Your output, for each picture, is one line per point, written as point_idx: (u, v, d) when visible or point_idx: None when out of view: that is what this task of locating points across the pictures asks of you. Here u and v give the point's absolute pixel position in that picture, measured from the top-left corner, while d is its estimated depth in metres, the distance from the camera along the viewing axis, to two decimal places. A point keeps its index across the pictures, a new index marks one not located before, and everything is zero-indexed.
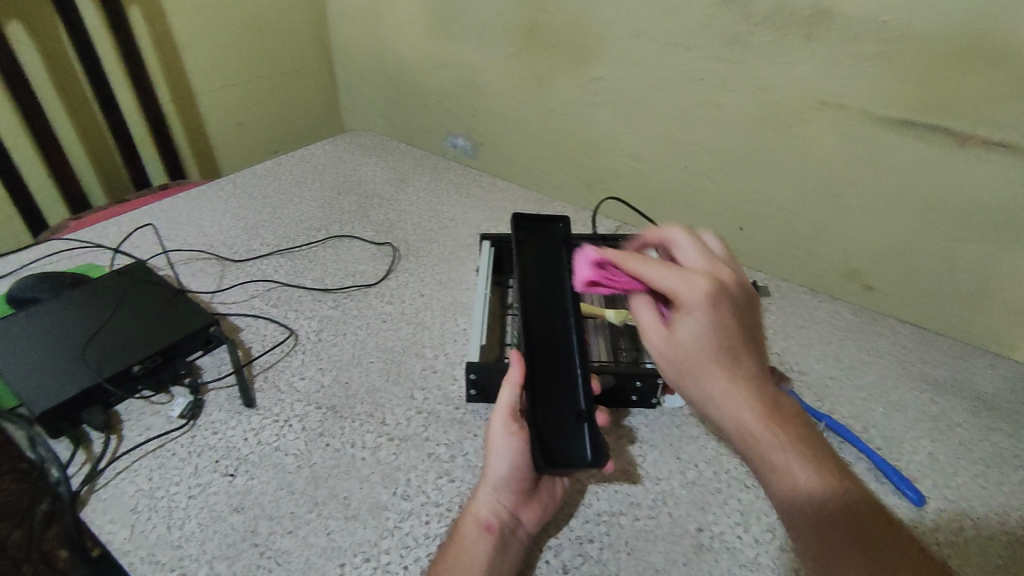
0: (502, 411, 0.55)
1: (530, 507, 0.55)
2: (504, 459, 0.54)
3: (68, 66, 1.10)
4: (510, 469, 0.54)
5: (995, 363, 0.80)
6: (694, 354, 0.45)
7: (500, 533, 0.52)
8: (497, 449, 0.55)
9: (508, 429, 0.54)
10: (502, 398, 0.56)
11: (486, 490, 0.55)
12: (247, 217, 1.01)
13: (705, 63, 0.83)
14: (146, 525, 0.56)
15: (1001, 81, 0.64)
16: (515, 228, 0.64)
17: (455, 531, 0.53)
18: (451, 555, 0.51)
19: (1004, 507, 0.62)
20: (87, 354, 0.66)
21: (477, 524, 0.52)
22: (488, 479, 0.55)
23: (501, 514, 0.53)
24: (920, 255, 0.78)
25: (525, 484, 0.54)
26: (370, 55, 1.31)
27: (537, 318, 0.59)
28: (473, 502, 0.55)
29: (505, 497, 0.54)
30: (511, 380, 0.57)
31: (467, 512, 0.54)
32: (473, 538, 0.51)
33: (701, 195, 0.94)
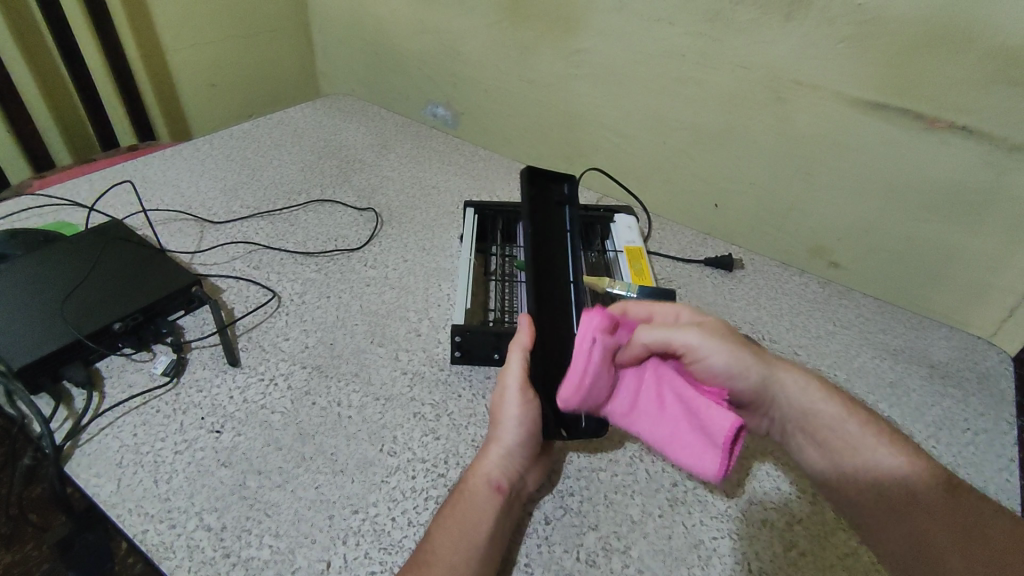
0: (516, 377, 0.55)
1: (534, 469, 0.57)
2: (517, 423, 0.54)
3: (29, 17, 1.05)
4: (523, 435, 0.54)
5: (952, 335, 0.84)
6: (751, 344, 0.56)
7: (508, 494, 0.53)
8: (511, 414, 0.54)
9: (524, 396, 0.55)
10: (515, 365, 0.55)
11: (496, 451, 0.54)
12: (224, 179, 0.99)
13: (687, 39, 0.84)
14: (133, 478, 0.56)
15: (966, 67, 0.67)
16: (527, 181, 0.64)
17: (463, 490, 0.53)
18: (458, 511, 0.51)
19: (953, 465, 0.67)
20: (65, 311, 0.65)
21: (488, 485, 0.53)
22: (498, 441, 0.55)
23: (510, 477, 0.54)
24: (886, 231, 0.82)
25: (534, 447, 0.56)
26: (349, 19, 1.28)
27: (542, 276, 0.60)
28: (483, 462, 0.54)
29: (516, 461, 0.54)
30: (520, 344, 0.56)
31: (477, 472, 0.54)
32: (484, 499, 0.52)
33: (680, 170, 0.96)
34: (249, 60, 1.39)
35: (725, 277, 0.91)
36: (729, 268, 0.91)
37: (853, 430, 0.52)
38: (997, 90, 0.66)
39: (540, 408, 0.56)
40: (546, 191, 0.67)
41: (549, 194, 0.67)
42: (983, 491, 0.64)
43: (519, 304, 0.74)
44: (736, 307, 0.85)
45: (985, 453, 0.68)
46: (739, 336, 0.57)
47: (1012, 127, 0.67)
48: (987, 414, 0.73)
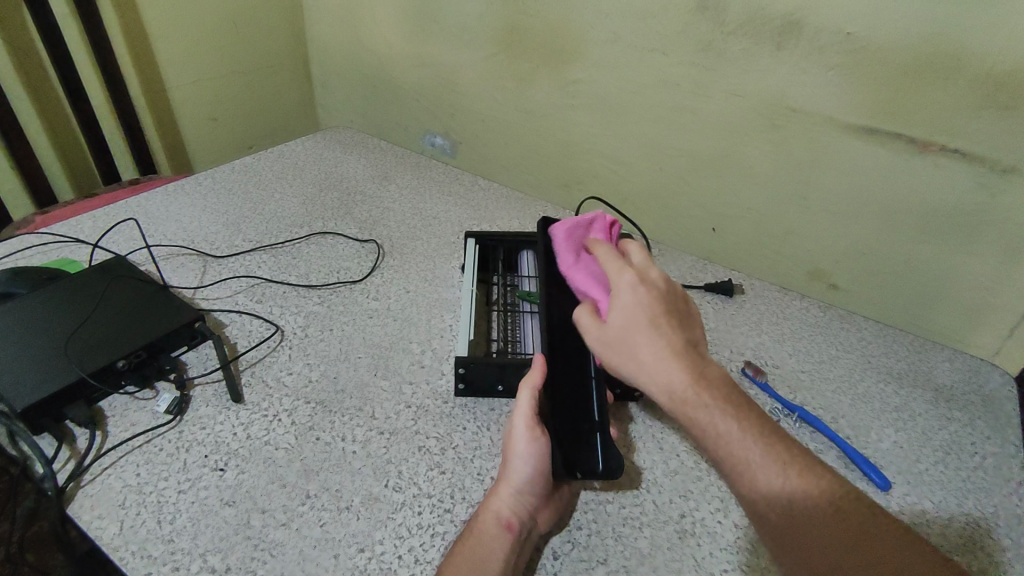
0: (523, 414, 0.56)
1: (546, 508, 0.56)
2: (526, 460, 0.55)
3: (34, 56, 1.07)
4: (533, 472, 0.54)
5: (954, 357, 0.84)
6: (628, 333, 0.49)
7: (519, 532, 0.53)
8: (520, 451, 0.55)
9: (532, 433, 0.55)
10: (523, 403, 0.56)
11: (505, 490, 0.55)
12: (226, 213, 1.00)
13: (681, 68, 0.85)
14: (136, 520, 0.56)
15: (957, 92, 0.68)
16: (542, 232, 0.66)
17: (473, 528, 0.53)
18: (468, 549, 0.51)
19: (962, 492, 0.66)
20: (69, 350, 0.65)
21: (497, 522, 0.53)
22: (508, 480, 0.55)
23: (520, 515, 0.54)
24: (885, 254, 0.82)
25: (546, 486, 0.55)
26: (348, 52, 1.31)
27: (558, 322, 0.62)
28: (494, 500, 0.54)
29: (526, 499, 0.54)
30: (529, 381, 0.58)
31: (487, 510, 0.54)
32: (493, 537, 0.52)
33: (678, 196, 0.97)
34: (250, 93, 1.41)
35: (726, 302, 0.91)
36: (729, 294, 0.91)
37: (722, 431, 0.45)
38: (989, 114, 0.67)
39: (550, 446, 0.56)
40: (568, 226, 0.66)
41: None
42: (993, 517, 0.64)
43: (522, 334, 0.74)
44: (738, 332, 0.85)
45: (993, 478, 0.68)
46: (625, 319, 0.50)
47: (1003, 149, 0.68)
48: (993, 438, 0.73)
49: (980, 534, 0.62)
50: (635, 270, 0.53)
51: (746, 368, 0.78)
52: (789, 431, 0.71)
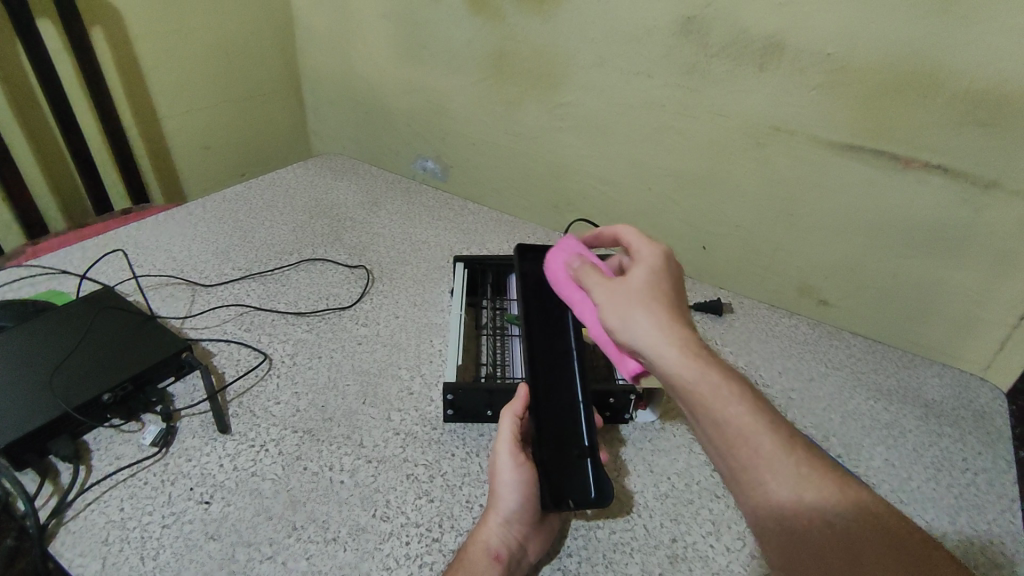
0: (507, 443, 0.57)
1: (536, 536, 0.55)
2: (512, 486, 0.55)
3: (27, 89, 1.08)
4: (520, 500, 0.54)
5: (944, 372, 0.84)
6: (646, 295, 0.51)
7: (508, 563, 0.52)
8: (505, 479, 0.55)
9: (516, 460, 0.56)
10: (505, 431, 0.57)
11: (494, 519, 0.54)
12: (216, 241, 1.01)
13: (666, 90, 0.87)
14: (118, 557, 0.55)
15: (936, 110, 0.69)
16: (521, 258, 0.68)
17: (461, 559, 0.53)
18: None
19: (956, 509, 0.66)
20: (54, 383, 0.64)
21: (486, 553, 0.52)
22: (496, 509, 0.55)
23: (509, 545, 0.53)
24: (871, 270, 0.83)
25: (534, 514, 0.55)
26: (339, 80, 1.33)
27: (541, 351, 0.62)
28: (481, 530, 0.54)
29: (514, 528, 0.54)
30: (510, 410, 0.59)
31: (476, 541, 0.54)
32: (482, 567, 0.51)
33: (666, 216, 0.98)
34: (242, 122, 1.42)
35: (715, 320, 0.92)
36: (718, 312, 0.92)
37: (726, 404, 0.44)
38: (968, 130, 0.68)
39: (535, 472, 0.56)
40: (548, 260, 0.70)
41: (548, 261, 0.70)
42: (987, 534, 0.63)
43: (511, 359, 0.74)
44: (727, 351, 0.85)
45: (985, 494, 0.68)
46: (653, 285, 0.52)
47: (984, 165, 0.69)
48: (985, 453, 0.73)
49: (975, 553, 0.61)
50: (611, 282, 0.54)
51: None
52: None
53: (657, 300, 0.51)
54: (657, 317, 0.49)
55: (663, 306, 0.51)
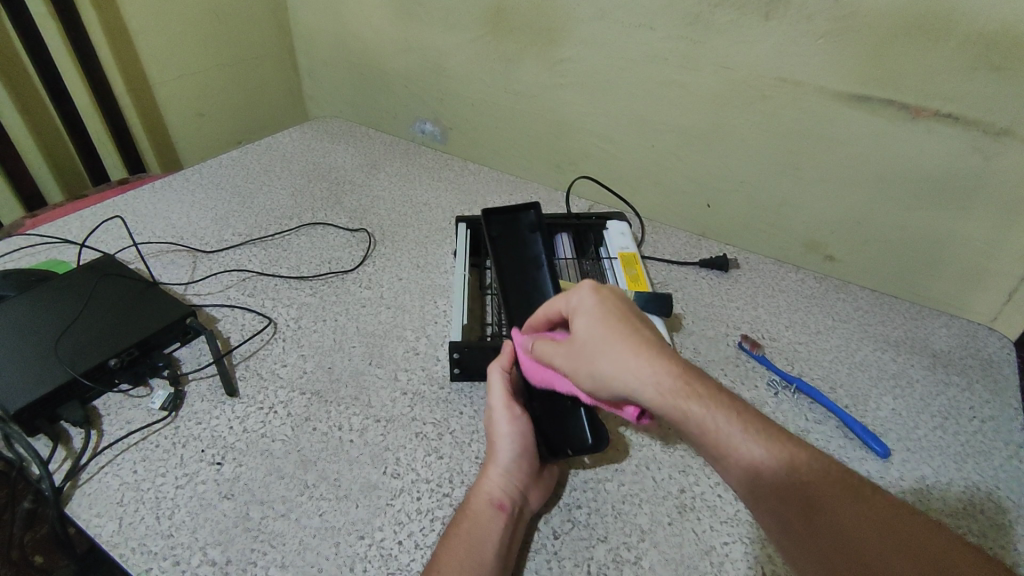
0: (500, 397, 0.58)
1: (537, 487, 0.56)
2: (509, 438, 0.56)
3: (14, 57, 1.05)
4: (519, 449, 0.55)
5: (951, 323, 0.84)
6: (597, 338, 0.46)
7: (512, 511, 0.53)
8: (503, 430, 0.56)
9: (512, 412, 0.57)
10: (497, 387, 0.58)
11: (495, 470, 0.55)
12: (215, 207, 0.99)
13: (669, 43, 0.84)
14: (134, 516, 0.55)
15: (948, 57, 0.67)
16: (488, 225, 0.68)
17: (465, 511, 0.53)
18: (463, 530, 0.51)
19: (963, 456, 0.66)
20: (60, 351, 0.64)
21: (490, 503, 0.53)
22: (495, 461, 0.55)
23: (512, 493, 0.54)
24: (879, 223, 0.82)
25: (532, 465, 0.56)
26: (332, 41, 1.29)
27: (519, 310, 0.63)
28: (481, 483, 0.54)
29: (516, 478, 0.55)
30: (498, 366, 0.60)
31: (479, 493, 0.54)
32: (487, 516, 0.52)
33: (670, 172, 0.96)
34: (235, 87, 1.39)
35: (721, 277, 0.91)
36: (724, 268, 0.91)
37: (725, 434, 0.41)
38: (982, 77, 0.66)
39: (530, 425, 0.57)
40: (520, 230, 0.68)
41: (516, 226, 0.68)
42: (993, 480, 0.64)
43: None
44: (734, 307, 0.85)
45: (992, 441, 0.68)
46: (599, 324, 0.46)
47: (997, 112, 0.67)
48: (992, 401, 0.73)
49: (980, 498, 0.62)
50: (569, 347, 0.48)
51: (743, 341, 0.77)
52: (788, 402, 0.71)
53: (618, 339, 0.45)
54: (627, 363, 0.43)
55: (628, 344, 0.44)
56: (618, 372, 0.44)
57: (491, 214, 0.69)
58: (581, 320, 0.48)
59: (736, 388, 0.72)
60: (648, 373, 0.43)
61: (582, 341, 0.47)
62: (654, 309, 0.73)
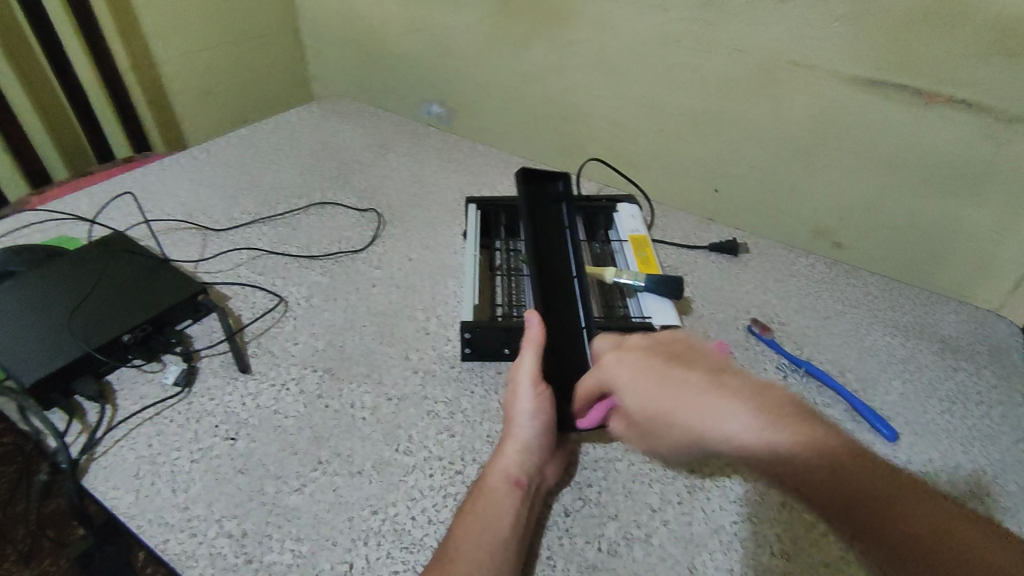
0: (527, 373, 0.55)
1: (552, 462, 0.57)
2: (531, 415, 0.55)
3: (18, 31, 1.05)
4: (539, 427, 0.55)
5: (960, 309, 0.84)
6: (659, 405, 0.46)
7: (527, 489, 0.53)
8: (525, 408, 0.55)
9: (536, 391, 0.55)
10: (525, 366, 0.56)
11: (513, 447, 0.55)
12: (223, 185, 0.99)
13: (681, 24, 0.83)
14: (150, 489, 0.56)
15: (964, 42, 0.67)
16: (520, 186, 0.62)
17: (481, 486, 0.53)
18: (479, 505, 0.52)
19: (970, 440, 0.66)
20: (73, 325, 0.64)
21: (506, 479, 0.53)
22: (515, 437, 0.55)
23: (528, 472, 0.54)
24: (889, 208, 0.81)
25: (548, 443, 0.56)
26: (338, 20, 1.27)
27: (546, 287, 0.59)
28: (499, 459, 0.55)
29: (533, 455, 0.55)
30: (531, 341, 0.56)
31: (495, 468, 0.54)
32: (502, 493, 0.52)
33: (681, 154, 0.95)
34: (240, 66, 1.38)
35: (730, 261, 0.91)
36: (733, 252, 0.91)
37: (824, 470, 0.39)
38: (997, 63, 0.66)
39: (552, 400, 0.56)
40: (551, 204, 0.63)
41: (545, 194, 0.63)
42: (999, 464, 0.64)
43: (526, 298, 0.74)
44: (743, 290, 0.85)
45: (999, 425, 0.68)
46: (653, 392, 0.46)
47: (1011, 98, 0.67)
48: (1000, 387, 0.73)
49: (986, 481, 0.62)
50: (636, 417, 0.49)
51: (752, 325, 0.77)
52: (797, 385, 0.71)
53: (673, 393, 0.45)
54: (699, 421, 0.43)
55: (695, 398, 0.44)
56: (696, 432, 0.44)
57: (523, 181, 0.62)
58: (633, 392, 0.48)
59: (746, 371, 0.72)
60: (725, 428, 0.42)
61: (645, 412, 0.47)
62: (665, 292, 0.72)
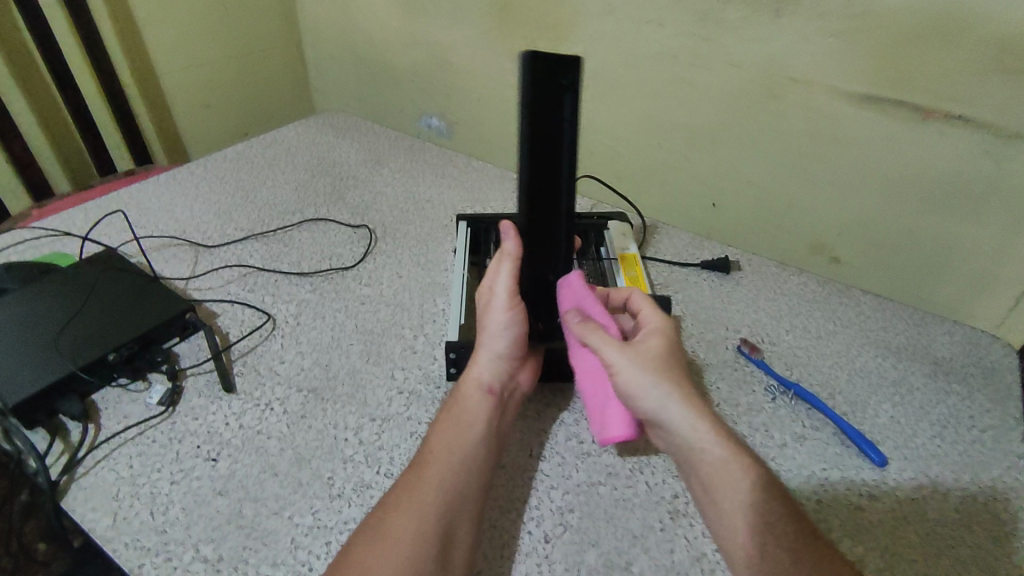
0: (503, 293, 0.60)
1: (523, 368, 0.64)
2: (505, 332, 0.60)
3: (25, 44, 1.06)
4: (510, 342, 0.61)
5: (954, 330, 0.82)
6: (661, 362, 0.55)
7: (498, 394, 0.60)
8: (498, 324, 0.60)
9: (510, 307, 0.60)
10: (502, 283, 0.61)
11: (486, 358, 0.61)
12: (218, 200, 1.00)
13: (677, 40, 0.83)
14: (129, 511, 0.56)
15: (964, 56, 0.66)
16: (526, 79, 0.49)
17: (458, 395, 0.60)
18: (455, 412, 0.59)
19: (962, 465, 0.65)
20: (60, 344, 0.65)
21: (479, 388, 0.60)
22: (488, 348, 0.61)
23: (499, 378, 0.61)
24: (882, 226, 0.81)
25: (520, 352, 0.62)
26: (340, 34, 1.28)
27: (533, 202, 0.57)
28: (474, 368, 0.61)
29: (504, 364, 0.61)
30: (509, 258, 0.61)
31: (470, 376, 0.61)
32: (476, 400, 0.59)
33: (675, 170, 0.95)
34: (244, 80, 1.39)
35: (722, 279, 0.90)
36: (725, 270, 0.90)
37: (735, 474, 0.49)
38: (994, 79, 0.65)
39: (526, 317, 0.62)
40: (554, 136, 0.51)
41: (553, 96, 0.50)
42: (990, 490, 0.63)
43: None
44: (734, 310, 0.84)
45: (992, 451, 0.67)
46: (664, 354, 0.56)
47: (1007, 115, 0.66)
48: (993, 411, 0.72)
49: (977, 508, 0.61)
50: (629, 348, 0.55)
51: (742, 345, 0.77)
52: (786, 408, 0.70)
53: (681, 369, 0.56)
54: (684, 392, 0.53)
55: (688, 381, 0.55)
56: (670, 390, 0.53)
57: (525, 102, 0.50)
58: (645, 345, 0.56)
59: (734, 394, 0.71)
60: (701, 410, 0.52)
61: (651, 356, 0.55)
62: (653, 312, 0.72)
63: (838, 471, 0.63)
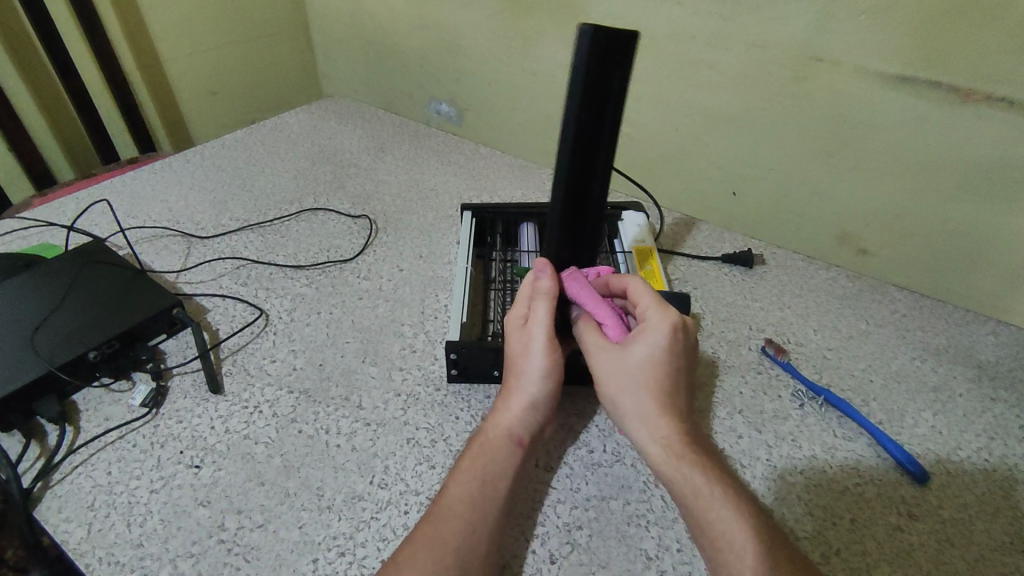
0: (541, 332, 0.55)
1: (551, 421, 0.57)
2: (541, 378, 0.55)
3: (22, 29, 1.02)
4: (546, 388, 0.55)
5: (999, 330, 0.76)
6: (636, 375, 0.52)
7: (527, 447, 0.54)
8: (533, 366, 0.55)
9: (548, 349, 0.55)
10: (539, 321, 0.55)
11: (516, 404, 0.55)
12: (215, 190, 0.96)
13: (697, 19, 0.77)
14: (104, 523, 0.52)
15: (1004, 34, 0.59)
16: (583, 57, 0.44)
17: (482, 443, 0.53)
18: (478, 462, 0.51)
19: (1011, 482, 0.59)
20: (38, 342, 0.61)
21: (508, 438, 0.53)
22: (518, 394, 0.55)
23: (528, 429, 0.54)
24: (919, 218, 0.74)
25: (551, 402, 0.56)
26: (345, 17, 1.23)
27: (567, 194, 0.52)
28: (502, 416, 0.54)
29: (535, 414, 0.55)
30: (546, 294, 0.56)
31: (496, 425, 0.54)
32: (504, 451, 0.52)
33: (694, 158, 0.89)
34: (247, 66, 1.35)
35: (745, 274, 0.84)
36: (748, 264, 0.84)
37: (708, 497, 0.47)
38: None
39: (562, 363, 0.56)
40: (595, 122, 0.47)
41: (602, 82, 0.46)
42: None
43: None
44: (757, 307, 0.78)
45: None
46: (646, 366, 0.51)
47: None
48: None
49: None
50: (604, 353, 0.53)
51: (767, 346, 0.71)
52: (814, 415, 0.65)
53: (666, 382, 0.52)
54: (654, 409, 0.51)
55: (670, 391, 0.52)
56: (635, 407, 0.51)
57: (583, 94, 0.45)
58: (628, 355, 0.52)
59: (758, 399, 0.66)
60: (669, 429, 0.50)
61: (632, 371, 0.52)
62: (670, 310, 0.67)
63: (874, 487, 0.58)
